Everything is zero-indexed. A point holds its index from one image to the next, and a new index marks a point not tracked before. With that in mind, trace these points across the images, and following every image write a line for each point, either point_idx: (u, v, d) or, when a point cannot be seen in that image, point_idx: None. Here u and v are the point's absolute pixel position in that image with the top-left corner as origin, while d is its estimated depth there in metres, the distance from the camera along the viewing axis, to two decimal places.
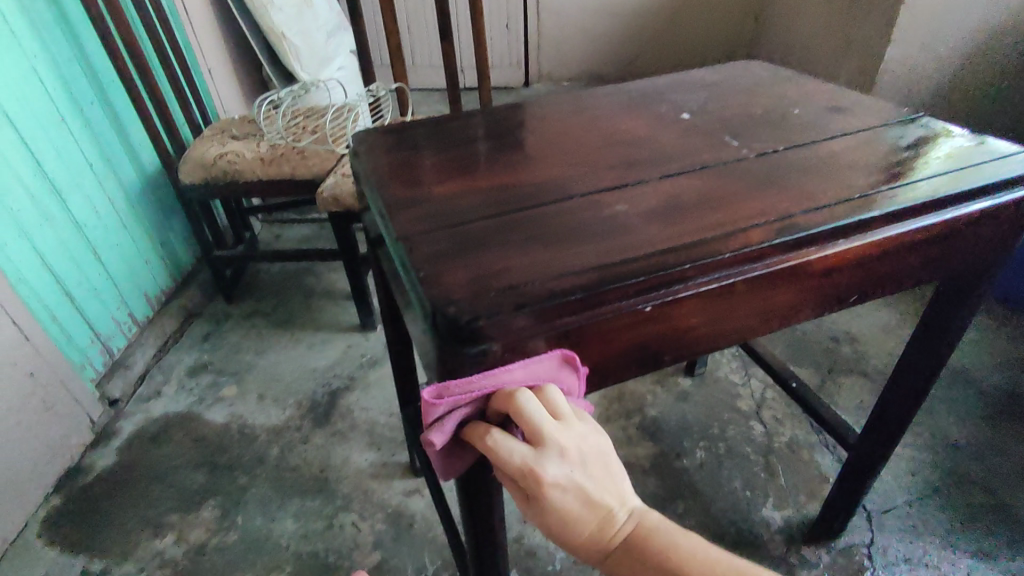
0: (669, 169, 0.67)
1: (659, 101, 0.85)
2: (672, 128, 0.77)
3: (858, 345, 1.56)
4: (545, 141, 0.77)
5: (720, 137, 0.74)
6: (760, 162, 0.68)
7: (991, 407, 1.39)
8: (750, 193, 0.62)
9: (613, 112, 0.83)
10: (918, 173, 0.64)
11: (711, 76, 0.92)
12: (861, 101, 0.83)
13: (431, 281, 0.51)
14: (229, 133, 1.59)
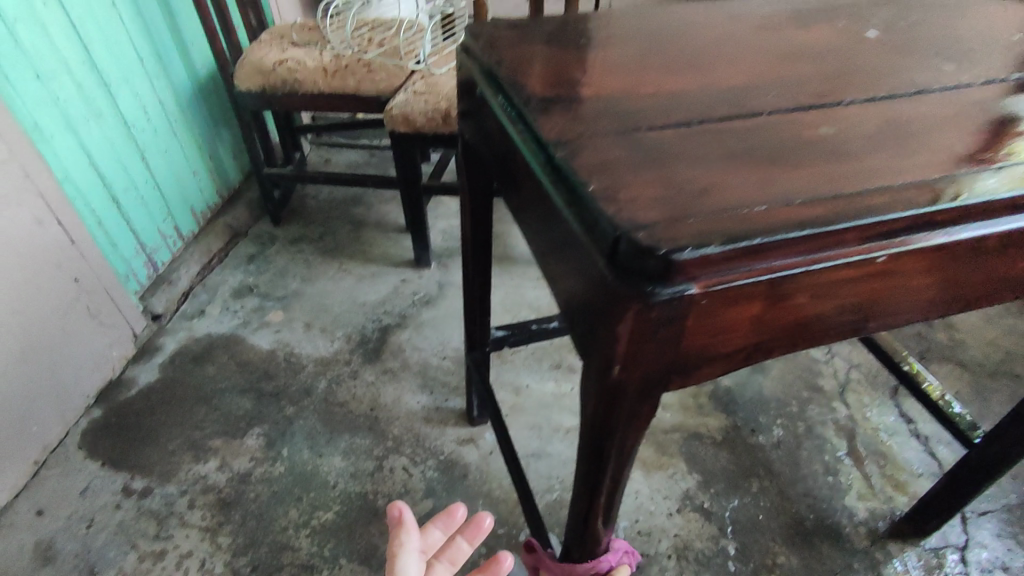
0: (873, 88, 0.54)
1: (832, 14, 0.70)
2: (862, 44, 0.62)
3: (955, 332, 1.42)
4: (703, 48, 0.63)
5: (928, 58, 0.59)
6: (991, 90, 0.54)
7: None
8: (989, 124, 0.49)
9: (779, 21, 0.68)
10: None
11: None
12: None
13: (605, 198, 0.39)
14: (289, 40, 1.46)
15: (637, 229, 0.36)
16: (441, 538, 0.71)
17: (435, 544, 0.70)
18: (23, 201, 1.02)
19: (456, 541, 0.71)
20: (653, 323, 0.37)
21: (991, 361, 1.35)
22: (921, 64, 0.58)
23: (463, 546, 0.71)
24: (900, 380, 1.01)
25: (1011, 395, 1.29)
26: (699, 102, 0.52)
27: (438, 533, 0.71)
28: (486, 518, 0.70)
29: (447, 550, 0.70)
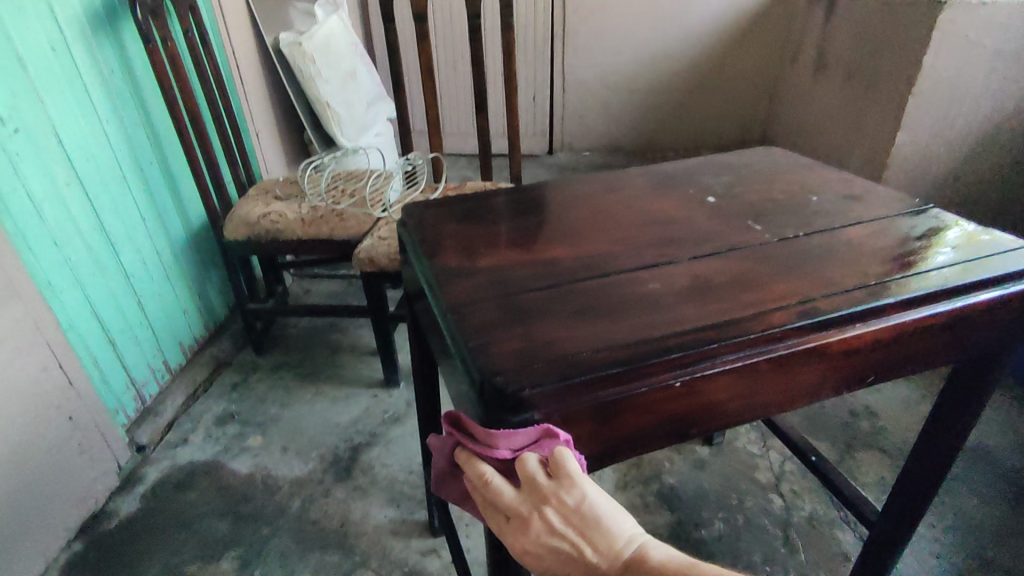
0: (698, 249, 0.73)
1: (686, 185, 0.92)
2: (701, 211, 0.83)
3: (878, 420, 1.56)
4: (582, 218, 0.83)
5: (744, 221, 0.80)
6: (781, 247, 0.74)
7: (1014, 491, 1.38)
8: (772, 276, 0.67)
9: (645, 192, 0.90)
10: (931, 262, 0.69)
11: (733, 164, 1.00)
12: (874, 190, 0.89)
13: (480, 351, 0.55)
14: (272, 194, 1.69)
15: (497, 375, 0.52)
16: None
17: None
18: (32, 349, 1.16)
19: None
20: (516, 439, 0.51)
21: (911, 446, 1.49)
22: (739, 227, 0.79)
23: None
24: (810, 469, 1.14)
25: None
26: (567, 266, 0.70)
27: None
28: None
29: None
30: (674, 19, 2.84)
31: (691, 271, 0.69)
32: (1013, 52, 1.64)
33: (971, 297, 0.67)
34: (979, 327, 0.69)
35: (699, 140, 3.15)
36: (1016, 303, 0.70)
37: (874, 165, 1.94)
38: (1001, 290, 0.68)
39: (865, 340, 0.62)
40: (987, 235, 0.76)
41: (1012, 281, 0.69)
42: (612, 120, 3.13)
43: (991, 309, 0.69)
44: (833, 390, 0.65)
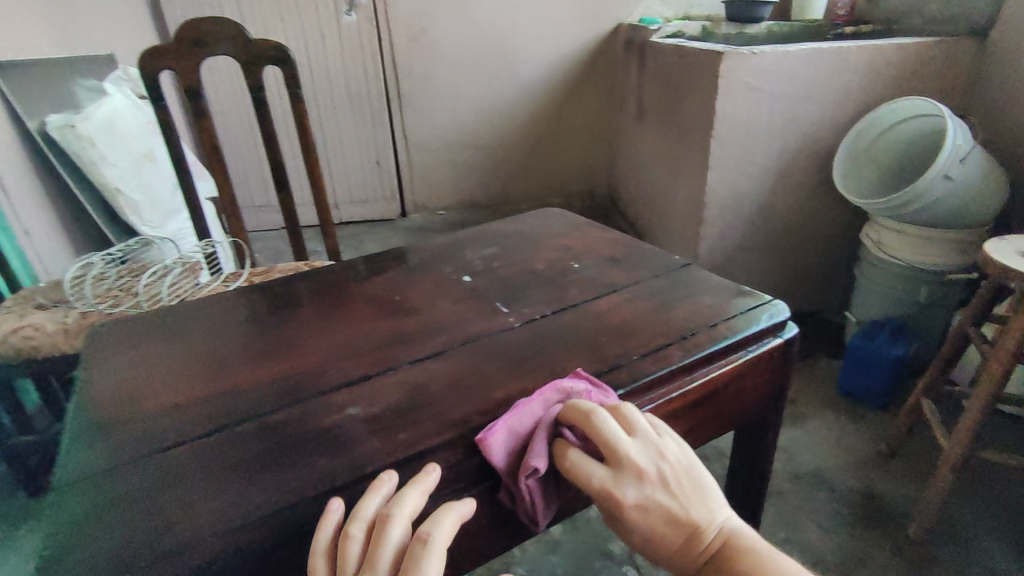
0: (427, 349, 0.63)
1: (446, 266, 0.84)
2: (450, 295, 0.74)
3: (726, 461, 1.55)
4: (310, 321, 0.72)
5: (491, 303, 0.71)
6: (525, 331, 0.65)
7: (853, 514, 1.38)
8: (498, 376, 0.58)
9: (397, 279, 0.81)
10: (670, 333, 0.63)
11: (506, 233, 0.94)
12: (639, 248, 0.85)
13: (64, 554, 0.43)
14: (34, 304, 1.43)
15: None
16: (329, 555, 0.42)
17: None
18: None
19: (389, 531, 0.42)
20: (575, 385, 0.54)
21: None
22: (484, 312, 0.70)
23: (408, 505, 0.44)
24: None
25: (778, 517, 1.39)
26: (259, 392, 0.59)
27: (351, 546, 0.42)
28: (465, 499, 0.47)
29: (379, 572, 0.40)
30: (505, 78, 2.89)
31: (406, 383, 0.58)
32: (787, 95, 1.78)
33: (714, 369, 0.61)
34: (731, 398, 0.64)
35: (550, 188, 3.20)
36: (764, 365, 0.66)
37: (694, 205, 2.01)
38: (743, 356, 0.63)
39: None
40: (744, 289, 0.72)
41: (756, 344, 0.65)
42: (462, 178, 3.11)
43: (743, 375, 0.64)
44: (572, 499, 0.57)
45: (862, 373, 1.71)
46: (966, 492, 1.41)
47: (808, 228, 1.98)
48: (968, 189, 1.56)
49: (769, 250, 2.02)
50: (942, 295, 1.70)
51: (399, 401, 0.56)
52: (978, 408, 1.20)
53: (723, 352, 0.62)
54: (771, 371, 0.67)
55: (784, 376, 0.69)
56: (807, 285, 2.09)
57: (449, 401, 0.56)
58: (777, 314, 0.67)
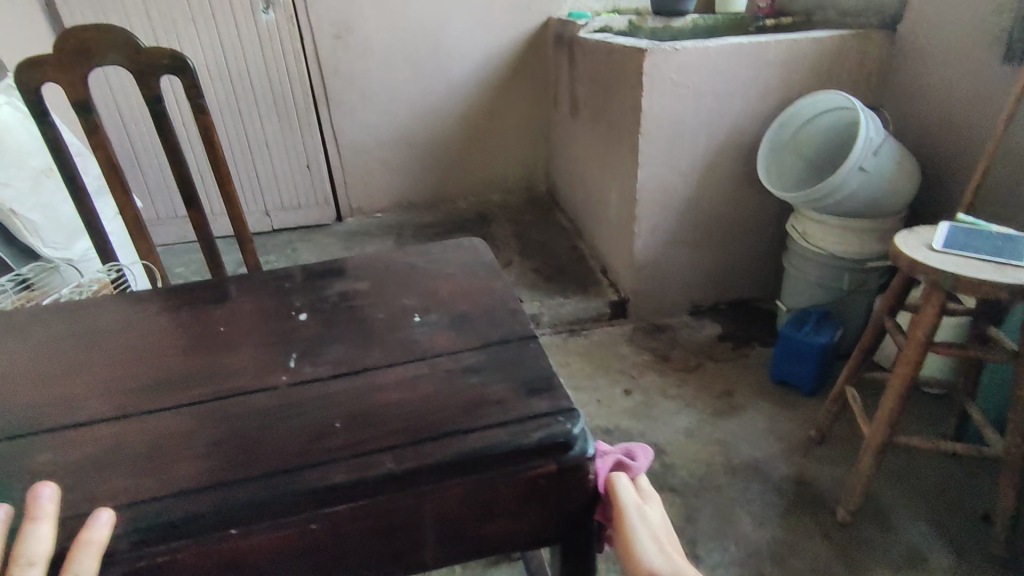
0: (177, 398, 0.65)
1: (346, 300, 0.81)
2: (266, 333, 0.75)
3: (664, 457, 1.57)
4: (197, 371, 0.69)
5: (281, 357, 0.70)
6: (279, 397, 0.65)
7: (787, 500, 1.43)
8: (205, 447, 0.58)
9: (243, 326, 0.76)
10: (427, 418, 0.60)
11: (405, 260, 0.91)
12: (502, 283, 0.84)
13: None
14: None
15: None
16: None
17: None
18: None
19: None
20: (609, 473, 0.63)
21: (695, 479, 1.50)
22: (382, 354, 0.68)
23: (32, 547, 0.48)
24: None
25: (714, 511, 1.41)
26: (40, 417, 0.64)
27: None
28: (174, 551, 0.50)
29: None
30: (438, 73, 2.82)
31: (117, 435, 0.61)
32: (710, 91, 1.80)
33: (434, 491, 0.55)
34: (468, 522, 0.57)
35: (490, 186, 3.16)
36: (520, 492, 0.57)
37: (627, 200, 2.01)
38: (468, 478, 0.56)
39: (231, 554, 0.52)
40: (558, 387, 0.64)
41: (510, 466, 0.57)
42: (397, 178, 3.03)
43: (478, 501, 0.56)
44: None
45: (791, 360, 1.74)
46: (890, 473, 1.47)
47: (736, 220, 2.03)
48: (881, 180, 1.61)
49: (699, 244, 2.06)
50: (862, 282, 1.76)
51: (104, 489, 0.55)
52: (897, 396, 1.24)
53: (451, 471, 0.56)
54: (536, 498, 0.58)
55: (568, 512, 0.59)
56: (738, 277, 2.14)
57: (130, 469, 0.57)
58: (559, 431, 0.58)
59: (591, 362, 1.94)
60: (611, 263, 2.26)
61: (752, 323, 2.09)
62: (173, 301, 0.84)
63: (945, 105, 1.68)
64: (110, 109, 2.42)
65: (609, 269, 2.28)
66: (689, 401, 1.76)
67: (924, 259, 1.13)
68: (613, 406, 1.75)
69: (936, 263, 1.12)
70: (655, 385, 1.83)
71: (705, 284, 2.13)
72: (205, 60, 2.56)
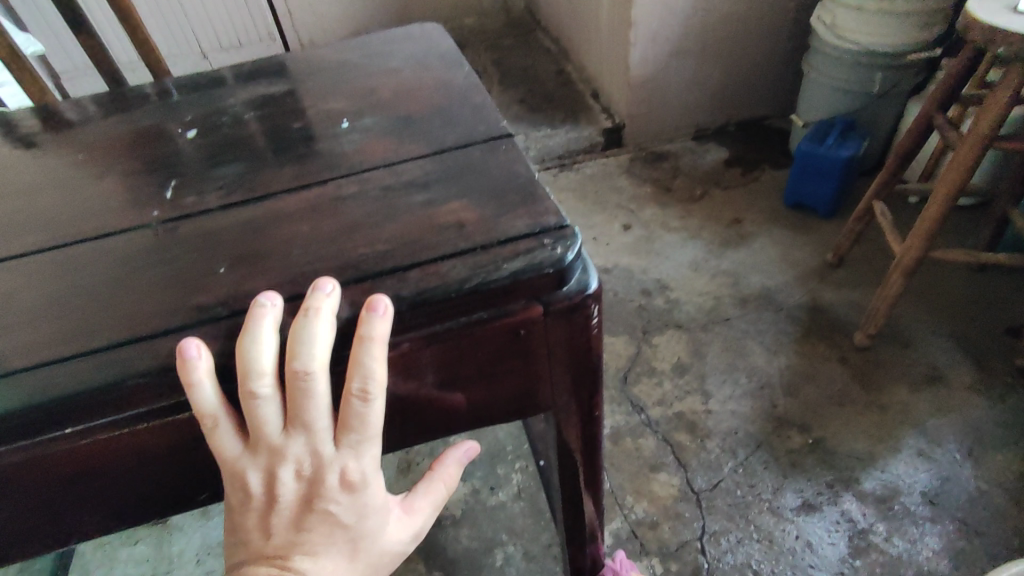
0: (10, 249, 0.46)
1: (258, 109, 0.59)
2: (144, 159, 0.54)
3: (669, 293, 1.45)
4: (44, 214, 0.49)
5: (156, 188, 0.49)
6: (145, 238, 0.44)
7: (800, 329, 1.33)
8: (31, 314, 0.39)
9: (113, 154, 0.55)
10: (353, 248, 0.40)
11: (331, 56, 0.66)
12: (464, 72, 0.60)
13: None
14: None
15: None
16: (298, 497, 0.35)
17: (322, 397, 0.34)
18: None
19: (226, 452, 0.34)
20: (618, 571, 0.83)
21: (703, 313, 1.39)
22: (306, 171, 0.49)
23: (209, 409, 0.33)
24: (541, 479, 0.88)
25: (724, 344, 1.32)
26: None
27: (285, 463, 0.34)
28: (186, 340, 0.33)
29: (298, 401, 0.33)
30: None
31: None
32: None
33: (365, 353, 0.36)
34: (427, 392, 0.40)
35: (458, 8, 2.71)
36: (498, 349, 0.39)
37: (622, 1, 1.67)
38: (417, 333, 0.36)
39: (73, 464, 0.35)
40: (542, 192, 0.42)
41: (476, 313, 0.37)
42: (349, 2, 2.58)
43: (435, 364, 0.38)
44: (103, 513, 0.39)
45: (808, 178, 1.55)
46: (914, 291, 1.35)
47: (749, 18, 1.71)
48: None
49: (706, 53, 1.76)
50: (896, 81, 1.52)
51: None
52: (943, 203, 1.06)
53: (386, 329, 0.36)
54: (523, 355, 0.40)
55: (566, 367, 0.42)
56: (748, 91, 1.87)
57: None
58: (551, 260, 0.37)
59: (585, 198, 1.75)
60: (604, 84, 1.97)
61: (761, 144, 1.87)
62: (26, 127, 0.61)
63: None
64: None
65: (601, 92, 2.00)
66: (695, 232, 1.60)
67: (1006, 25, 0.89)
68: (612, 244, 1.59)
69: (1022, 28, 0.88)
70: (656, 218, 1.66)
71: (711, 102, 1.87)
72: None
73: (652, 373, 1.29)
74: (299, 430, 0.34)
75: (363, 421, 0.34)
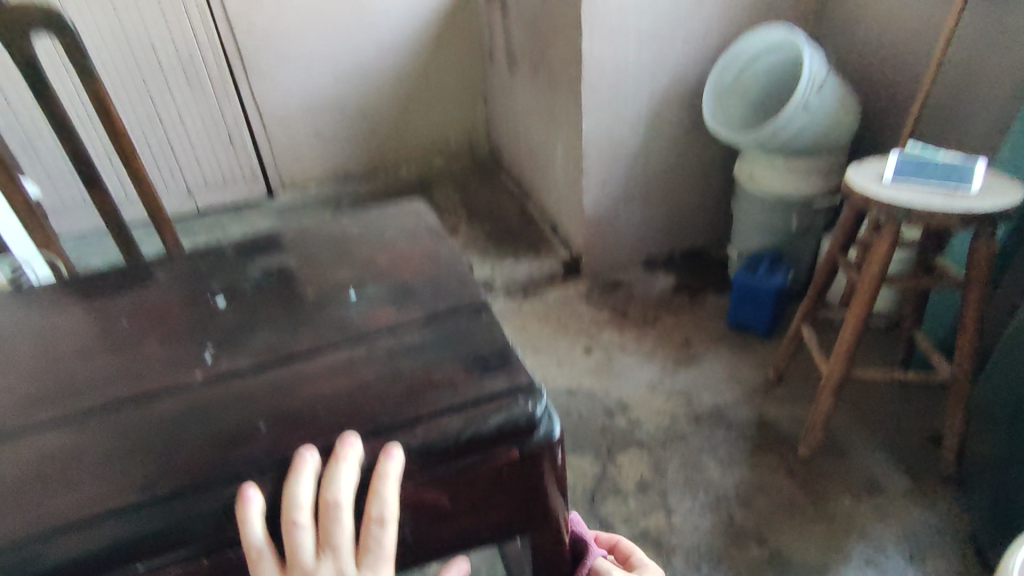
0: (71, 409, 0.54)
1: (278, 278, 0.71)
2: (180, 326, 0.64)
3: (630, 413, 1.55)
4: (97, 377, 0.58)
5: (195, 352, 0.60)
6: (191, 397, 0.54)
7: (751, 443, 1.44)
8: (100, 468, 0.48)
9: (153, 320, 0.66)
10: (368, 404, 0.50)
11: (336, 231, 0.80)
12: (447, 244, 0.74)
13: None
14: None
15: None
16: None
17: (347, 524, 0.44)
18: None
19: None
20: None
21: (661, 431, 1.49)
22: (322, 336, 0.60)
23: (258, 543, 0.42)
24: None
25: (683, 461, 1.41)
26: None
27: None
28: (247, 485, 0.43)
29: (329, 527, 0.43)
30: (364, 28, 2.58)
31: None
32: (651, 33, 1.73)
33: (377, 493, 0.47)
34: (425, 524, 0.49)
35: (427, 150, 2.98)
36: (484, 484, 0.49)
37: (573, 155, 1.94)
38: (419, 475, 0.47)
39: None
40: (513, 356, 0.54)
41: (465, 457, 0.48)
42: (328, 145, 2.82)
43: (434, 498, 0.48)
44: None
45: (745, 304, 1.75)
46: (847, 406, 1.50)
47: (682, 167, 1.99)
48: (825, 116, 1.58)
49: (648, 195, 2.01)
50: (809, 221, 1.77)
51: None
52: (853, 330, 1.24)
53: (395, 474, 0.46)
54: (503, 489, 0.50)
55: (538, 499, 0.51)
56: (688, 225, 2.12)
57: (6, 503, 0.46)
58: (523, 414, 0.48)
59: (548, 324, 1.90)
60: (561, 221, 2.20)
61: (703, 272, 2.09)
62: (74, 293, 0.72)
63: (879, 33, 1.65)
64: None
65: (560, 227, 2.22)
66: (649, 354, 1.74)
67: (876, 192, 1.12)
68: (575, 366, 1.72)
69: (888, 195, 1.10)
70: (614, 341, 1.80)
71: (657, 236, 2.11)
72: (97, 25, 2.26)
73: (617, 491, 1.36)
74: (327, 553, 0.43)
75: (379, 543, 0.44)
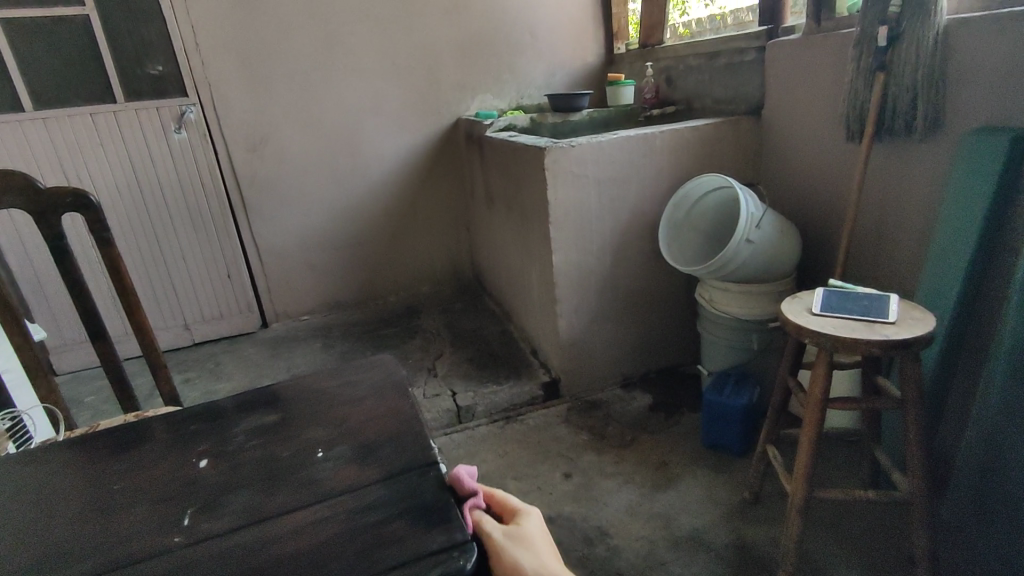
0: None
1: (258, 439, 0.80)
2: (167, 488, 0.72)
3: (609, 540, 1.57)
4: (87, 543, 0.65)
5: (177, 516, 0.67)
6: (169, 562, 0.61)
7: (729, 569, 1.45)
8: None
9: (142, 483, 0.74)
10: (324, 564, 0.57)
11: (313, 389, 0.90)
12: (410, 401, 0.84)
13: None
14: None
15: None
16: None
17: None
18: None
19: None
20: None
21: (641, 559, 1.50)
22: (292, 496, 0.68)
23: None
24: None
25: None
26: None
27: None
28: None
29: None
30: (357, 174, 2.85)
31: None
32: (609, 178, 1.96)
33: None
34: None
35: (415, 279, 3.15)
36: None
37: (547, 285, 2.09)
38: None
39: None
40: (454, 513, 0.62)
41: None
42: (322, 278, 2.99)
43: None
44: None
45: (716, 423, 1.82)
46: (821, 526, 1.52)
47: (648, 292, 2.14)
48: (767, 248, 1.76)
49: (619, 319, 2.15)
50: (769, 341, 1.89)
51: None
52: (808, 451, 1.31)
53: None
54: None
55: None
56: (660, 346, 2.23)
57: None
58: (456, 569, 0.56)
59: (529, 448, 1.94)
60: (541, 345, 2.31)
61: (678, 390, 2.17)
62: (73, 458, 0.80)
63: (807, 174, 1.88)
64: (7, 235, 2.33)
65: (540, 351, 2.33)
66: (628, 477, 1.78)
67: (806, 323, 1.24)
68: (555, 493, 1.74)
69: (817, 326, 1.23)
70: (594, 465, 1.84)
71: (631, 357, 2.21)
72: (115, 181, 2.51)
73: None
74: None
75: None
